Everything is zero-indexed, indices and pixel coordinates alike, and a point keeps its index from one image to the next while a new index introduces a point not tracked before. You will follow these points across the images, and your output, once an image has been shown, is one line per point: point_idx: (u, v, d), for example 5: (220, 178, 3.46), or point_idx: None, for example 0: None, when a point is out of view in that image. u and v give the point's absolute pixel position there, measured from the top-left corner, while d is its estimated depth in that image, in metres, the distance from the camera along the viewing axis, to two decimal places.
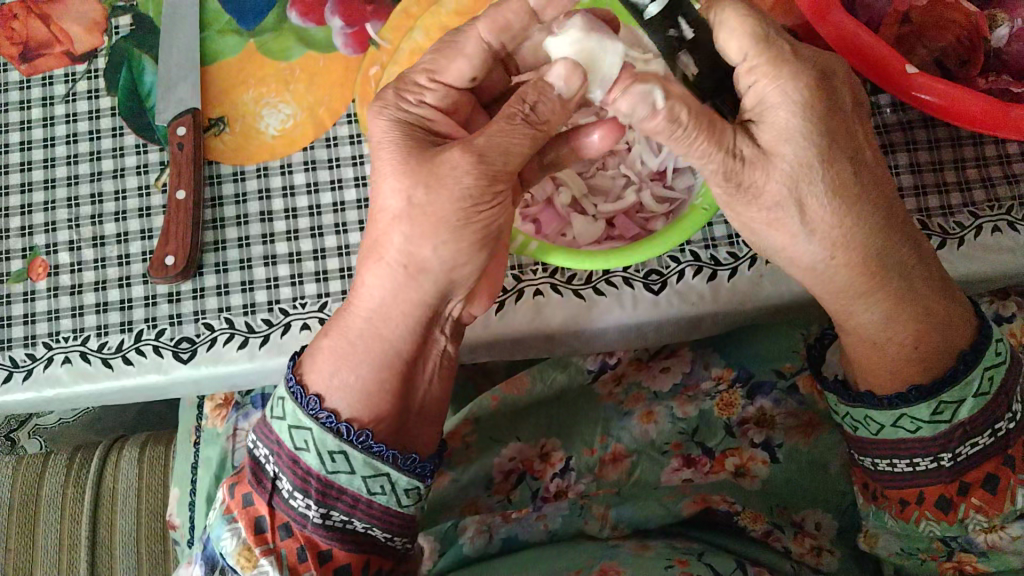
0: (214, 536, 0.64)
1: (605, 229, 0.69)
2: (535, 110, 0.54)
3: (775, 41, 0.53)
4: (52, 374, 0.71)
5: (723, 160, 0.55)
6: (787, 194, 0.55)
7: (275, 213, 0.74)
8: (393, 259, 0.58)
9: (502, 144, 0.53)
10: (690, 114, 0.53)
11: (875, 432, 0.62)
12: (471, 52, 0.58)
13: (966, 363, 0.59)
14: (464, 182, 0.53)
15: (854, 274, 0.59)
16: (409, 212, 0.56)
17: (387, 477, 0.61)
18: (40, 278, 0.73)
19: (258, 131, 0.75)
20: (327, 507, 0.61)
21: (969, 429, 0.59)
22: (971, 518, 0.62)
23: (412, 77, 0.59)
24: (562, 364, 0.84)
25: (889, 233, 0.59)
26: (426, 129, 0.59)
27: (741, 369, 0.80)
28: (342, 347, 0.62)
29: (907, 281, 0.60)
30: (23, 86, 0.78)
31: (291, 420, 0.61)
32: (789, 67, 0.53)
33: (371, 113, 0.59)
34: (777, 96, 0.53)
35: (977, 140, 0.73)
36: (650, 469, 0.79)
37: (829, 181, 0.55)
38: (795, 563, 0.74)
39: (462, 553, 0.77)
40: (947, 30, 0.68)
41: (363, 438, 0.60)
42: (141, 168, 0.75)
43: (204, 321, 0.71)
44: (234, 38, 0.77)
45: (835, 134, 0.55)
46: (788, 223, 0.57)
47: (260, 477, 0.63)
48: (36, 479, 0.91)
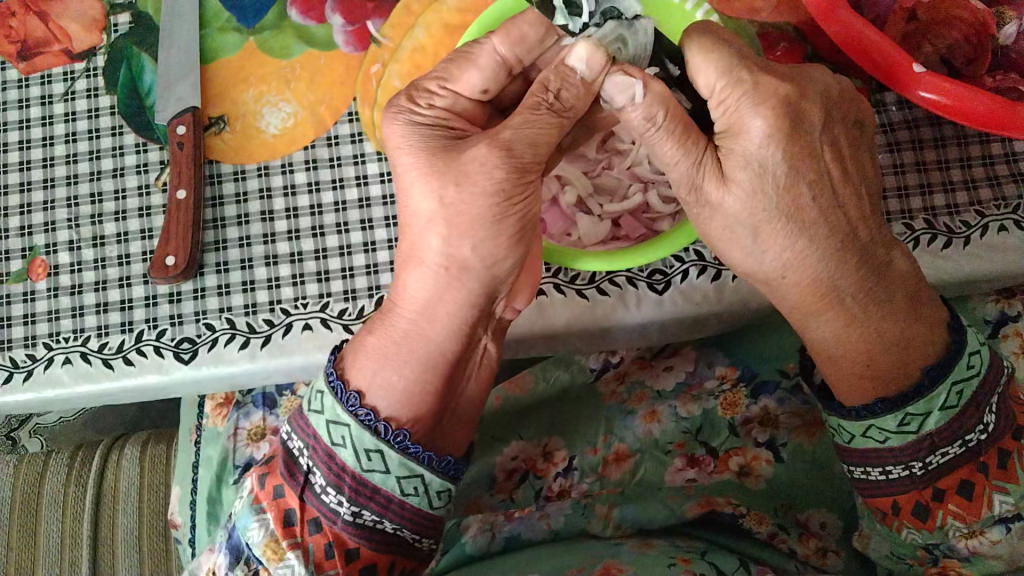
0: (241, 526, 0.63)
1: (611, 229, 0.69)
2: (558, 98, 0.55)
3: (736, 72, 0.54)
4: (52, 374, 0.70)
5: (688, 169, 0.57)
6: (746, 218, 0.57)
7: (275, 213, 0.73)
8: (432, 262, 0.58)
9: (529, 135, 0.54)
10: (666, 115, 0.55)
11: (847, 441, 0.62)
12: (483, 62, 0.56)
13: (930, 378, 0.57)
14: (496, 177, 0.54)
15: (801, 293, 0.59)
16: (442, 213, 0.55)
17: (421, 478, 0.60)
18: (40, 278, 0.73)
19: (259, 130, 0.75)
20: (358, 506, 0.60)
21: (938, 439, 0.57)
22: (950, 526, 0.61)
23: (423, 84, 0.58)
24: (564, 362, 0.86)
25: (841, 254, 0.58)
26: (444, 130, 0.57)
27: (745, 369, 0.80)
28: (387, 347, 0.61)
29: (865, 302, 0.59)
30: (22, 85, 0.77)
31: (330, 415, 0.60)
32: (765, 90, 0.54)
33: (385, 120, 0.58)
34: (750, 118, 0.54)
35: (983, 138, 0.73)
36: (653, 468, 0.79)
37: (782, 203, 0.56)
38: (799, 562, 0.74)
39: (465, 551, 0.76)
40: (954, 27, 0.67)
41: (401, 439, 0.60)
42: (140, 167, 0.74)
43: (205, 321, 0.71)
44: (234, 36, 0.76)
45: (790, 157, 0.55)
46: (739, 240, 0.58)
47: (292, 470, 0.62)
48: (37, 478, 0.91)
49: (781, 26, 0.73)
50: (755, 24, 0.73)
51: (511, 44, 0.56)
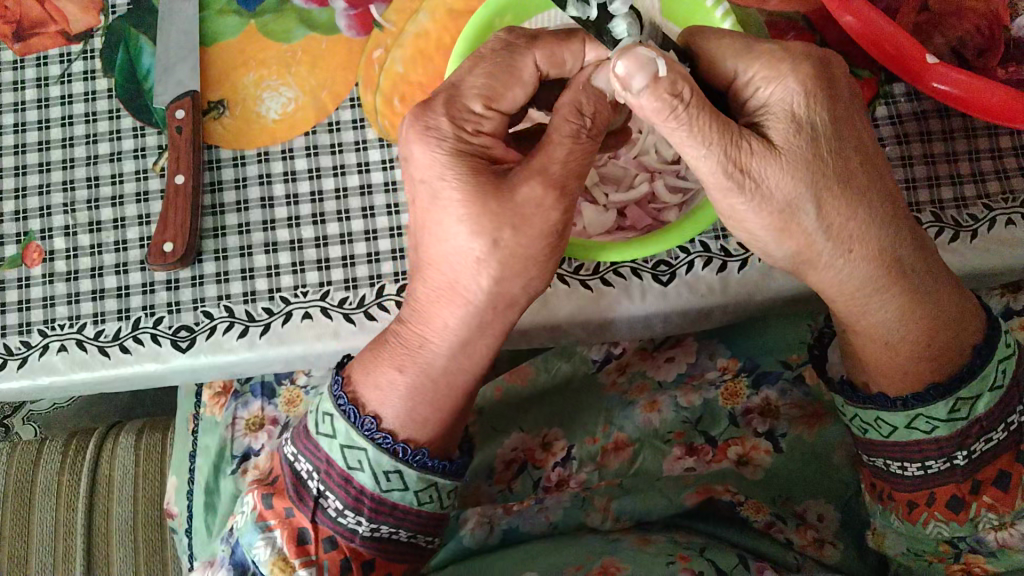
0: (246, 544, 0.62)
1: (617, 219, 0.68)
2: (596, 122, 0.54)
3: (756, 48, 0.53)
4: (46, 361, 0.69)
5: (724, 149, 0.51)
6: (802, 192, 0.53)
7: (275, 200, 0.72)
8: (479, 301, 0.57)
9: (575, 168, 0.54)
10: (692, 89, 0.48)
11: (887, 434, 0.61)
12: (526, 78, 0.57)
13: (981, 356, 0.58)
14: (552, 217, 0.54)
15: (866, 273, 0.57)
16: (496, 255, 0.54)
17: (436, 487, 0.61)
18: (35, 263, 0.72)
19: (259, 115, 0.73)
20: (377, 522, 0.61)
21: (986, 423, 0.59)
22: (982, 517, 0.62)
23: (466, 100, 0.55)
24: (566, 353, 0.84)
25: (898, 228, 0.57)
26: (488, 157, 0.56)
27: (748, 361, 0.79)
28: (412, 382, 0.60)
29: (920, 279, 0.58)
30: (17, 66, 0.76)
31: (344, 439, 0.59)
32: (796, 57, 0.52)
33: (419, 139, 0.54)
34: (777, 98, 0.53)
35: (991, 131, 0.72)
36: (651, 458, 0.78)
37: (840, 175, 0.53)
38: (797, 553, 0.72)
39: (463, 544, 0.76)
40: (965, 17, 0.67)
41: (420, 457, 0.60)
42: (138, 152, 0.73)
43: (203, 309, 0.70)
44: (235, 19, 0.75)
45: (838, 129, 0.53)
46: (802, 223, 0.54)
47: (302, 494, 0.61)
48: (30, 466, 0.90)
49: (790, 16, 0.72)
50: (764, 13, 0.72)
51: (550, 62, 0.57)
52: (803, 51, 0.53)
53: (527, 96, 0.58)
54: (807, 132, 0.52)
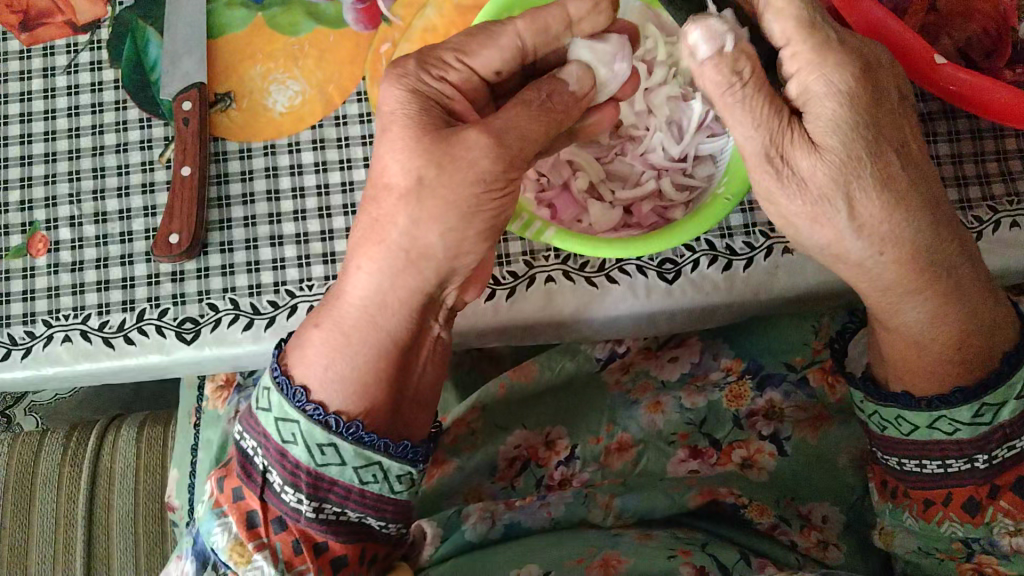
0: (205, 532, 0.63)
1: (623, 216, 0.68)
2: (550, 98, 0.55)
3: (823, 30, 0.51)
4: (51, 352, 0.69)
5: (771, 132, 0.52)
6: (831, 190, 0.52)
7: (282, 193, 0.72)
8: (396, 243, 0.55)
9: (521, 130, 0.53)
10: (753, 69, 0.51)
11: (907, 432, 0.61)
12: (504, 43, 0.56)
13: (1011, 364, 0.58)
14: (481, 164, 0.52)
15: (899, 273, 0.57)
16: (417, 192, 0.53)
17: (379, 466, 0.59)
18: (40, 254, 0.71)
19: (267, 107, 0.73)
20: (319, 500, 0.60)
21: (1009, 431, 0.58)
22: (998, 523, 0.61)
23: (438, 52, 0.56)
24: (570, 351, 0.83)
25: (935, 232, 0.56)
26: (445, 108, 0.55)
27: (752, 362, 0.79)
28: (335, 338, 0.60)
29: (954, 282, 0.58)
30: (23, 56, 0.75)
31: (278, 413, 0.59)
32: (848, 48, 0.52)
33: (386, 81, 0.55)
34: (820, 85, 0.51)
35: (998, 133, 0.72)
36: (654, 459, 0.79)
37: (874, 176, 0.53)
38: (801, 556, 0.73)
39: (465, 538, 0.75)
40: (973, 19, 0.67)
41: (353, 429, 0.59)
42: (144, 143, 0.73)
43: (208, 301, 0.70)
44: (242, 11, 0.75)
45: (880, 132, 0.53)
46: (832, 218, 0.54)
47: (249, 470, 0.61)
48: (32, 458, 0.90)
49: None
50: None
51: (534, 30, 0.56)
52: (856, 47, 0.52)
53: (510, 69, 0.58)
54: (847, 130, 0.52)
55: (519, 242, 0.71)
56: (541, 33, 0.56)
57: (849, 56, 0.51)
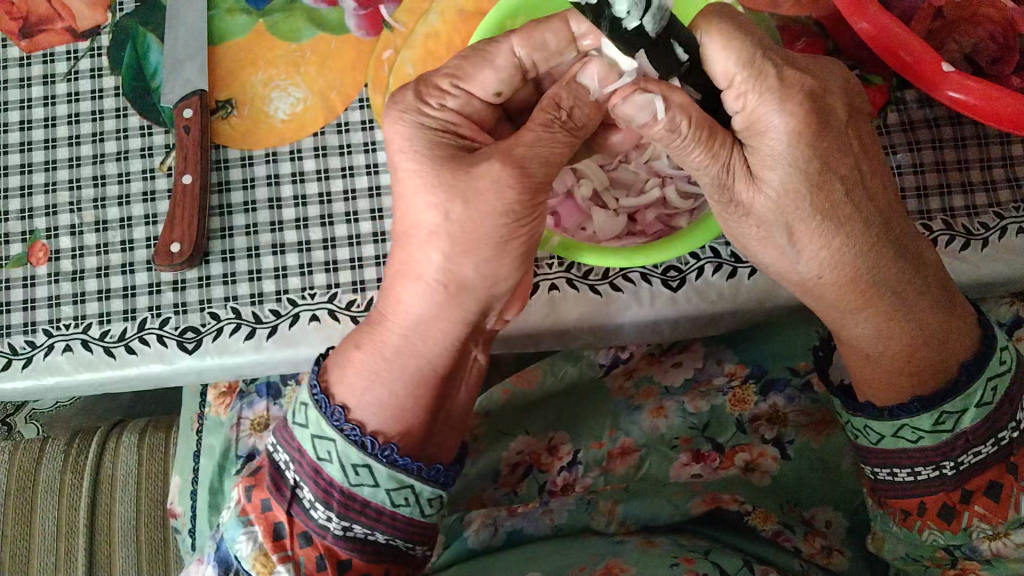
0: (228, 539, 0.62)
1: (627, 224, 0.68)
2: (571, 116, 0.53)
3: (764, 71, 0.50)
4: (51, 362, 0.69)
5: (718, 172, 0.53)
6: (774, 216, 0.54)
7: (283, 200, 0.72)
8: (432, 279, 0.56)
9: (543, 154, 0.52)
10: (691, 121, 0.51)
11: (875, 441, 0.61)
12: (500, 64, 0.55)
13: (968, 374, 0.58)
14: (508, 197, 0.52)
15: (843, 293, 0.58)
16: (447, 228, 0.53)
17: (411, 489, 0.59)
18: (40, 263, 0.71)
19: (269, 114, 0.73)
20: (348, 520, 0.59)
21: (972, 438, 0.58)
22: (975, 527, 0.60)
23: (434, 81, 0.55)
24: (573, 357, 0.85)
25: (882, 250, 0.57)
26: (453, 134, 0.55)
27: (755, 367, 0.79)
28: (375, 363, 0.60)
29: (905, 297, 0.58)
30: (23, 63, 0.75)
31: (315, 429, 0.59)
32: (790, 83, 0.51)
33: (389, 117, 0.55)
34: (768, 118, 0.51)
35: (1003, 139, 0.72)
36: (658, 464, 0.78)
37: (816, 204, 0.54)
38: (804, 562, 0.72)
39: (467, 545, 0.75)
40: (980, 24, 0.66)
41: (389, 452, 0.59)
42: (145, 151, 0.73)
43: (210, 310, 0.69)
44: (244, 18, 0.74)
45: (822, 159, 0.53)
46: (776, 241, 0.56)
47: (279, 484, 0.61)
48: (33, 465, 0.89)
49: (803, 21, 0.72)
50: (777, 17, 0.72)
51: (530, 49, 0.55)
52: (797, 78, 0.51)
53: (511, 87, 0.57)
54: (792, 160, 0.52)
55: None
56: (539, 50, 0.55)
57: (794, 90, 0.51)
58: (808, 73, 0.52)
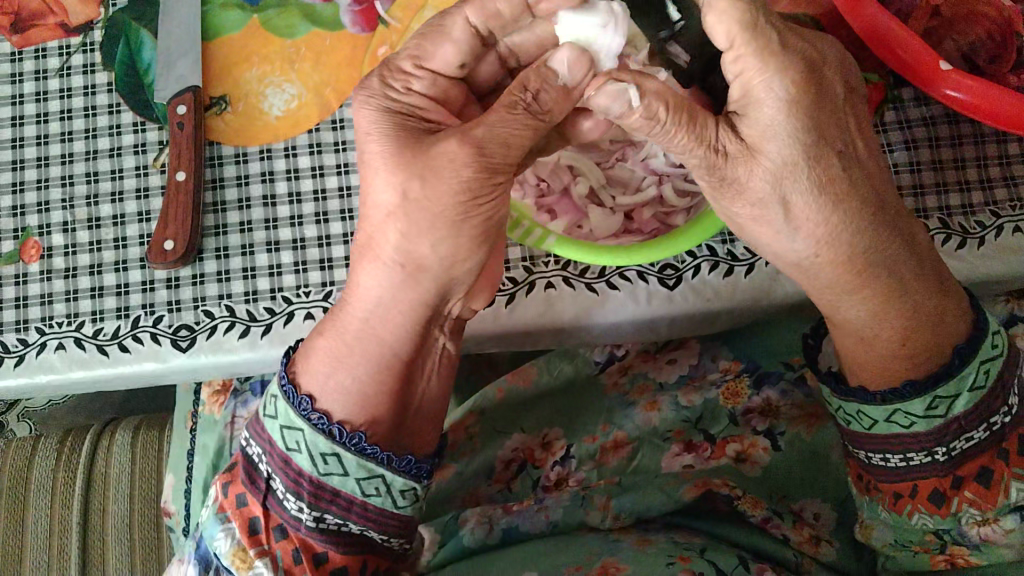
0: (206, 536, 0.62)
1: (625, 223, 0.67)
2: (536, 100, 0.51)
3: (764, 31, 0.49)
4: (45, 360, 0.68)
5: (705, 155, 0.52)
6: (772, 193, 0.53)
7: (278, 198, 0.71)
8: (389, 259, 0.55)
9: (503, 136, 0.50)
10: (668, 108, 0.50)
11: (868, 427, 0.60)
12: (457, 36, 0.55)
13: (961, 358, 0.57)
14: (463, 174, 0.50)
15: (839, 273, 0.57)
16: (403, 207, 0.52)
17: (381, 479, 0.58)
18: (33, 260, 0.70)
19: (263, 111, 0.72)
20: (320, 510, 0.59)
21: (964, 423, 0.58)
22: (965, 512, 0.61)
23: (398, 63, 0.56)
24: (568, 355, 0.84)
25: (877, 228, 0.56)
26: (418, 118, 0.55)
27: (750, 362, 0.79)
28: (337, 349, 0.59)
29: (898, 277, 0.58)
30: (15, 59, 0.74)
31: (284, 420, 0.59)
32: (787, 48, 0.50)
33: (356, 103, 0.55)
34: (764, 89, 0.50)
35: (1000, 138, 0.72)
36: (650, 454, 0.78)
37: (814, 177, 0.53)
38: (793, 550, 0.72)
39: (462, 543, 0.74)
40: (975, 24, 0.66)
41: (357, 440, 0.58)
42: (138, 147, 0.72)
43: (204, 308, 0.69)
44: (238, 13, 0.74)
45: (820, 131, 0.52)
46: (773, 218, 0.55)
47: (253, 476, 0.61)
48: (26, 464, 0.89)
49: (800, 18, 0.69)
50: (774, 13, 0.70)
51: (485, 17, 0.54)
52: (800, 48, 0.51)
53: (473, 57, 0.56)
54: (800, 142, 0.52)
55: (519, 248, 0.71)
56: (495, 19, 0.55)
57: (792, 62, 0.50)
58: (811, 43, 0.52)
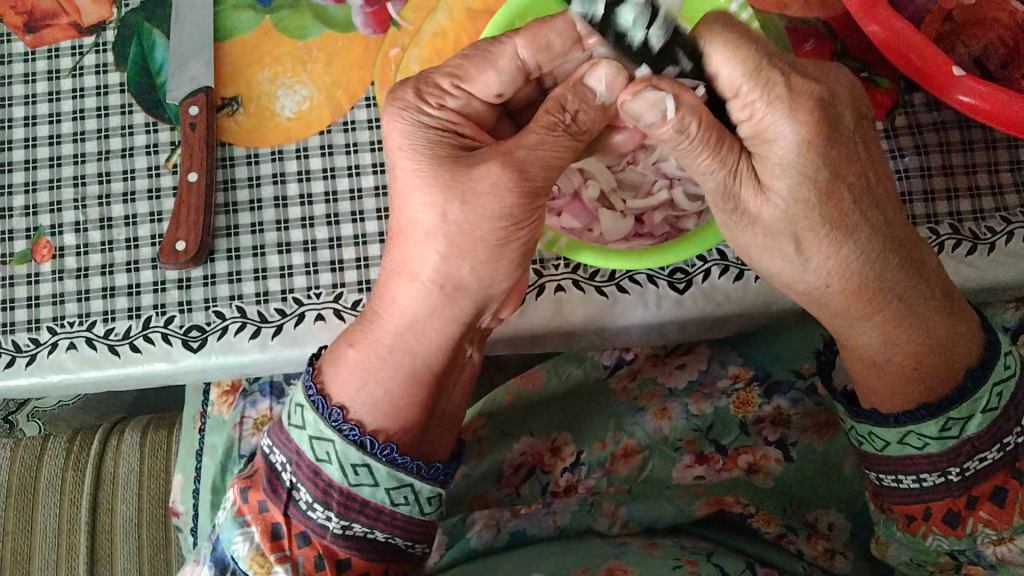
0: (225, 540, 0.62)
1: (635, 226, 0.67)
2: (575, 120, 0.53)
3: (767, 71, 0.50)
4: (56, 359, 0.68)
5: (724, 181, 0.54)
6: (782, 226, 0.54)
7: (289, 199, 0.71)
8: (427, 279, 0.55)
9: (542, 158, 0.51)
10: (699, 125, 0.51)
11: (880, 448, 0.61)
12: (503, 66, 0.54)
13: (974, 380, 0.57)
14: (507, 202, 0.51)
15: (848, 301, 0.58)
16: (443, 228, 0.52)
17: (411, 488, 0.59)
18: (44, 259, 0.71)
19: (274, 112, 0.73)
20: (348, 519, 0.59)
21: (977, 444, 0.57)
22: (980, 533, 0.60)
23: (435, 79, 0.54)
24: (578, 358, 0.84)
25: (888, 258, 0.56)
26: (454, 136, 0.54)
27: (759, 369, 0.79)
28: (370, 363, 0.59)
29: (908, 301, 0.58)
30: (28, 58, 0.75)
31: (313, 431, 0.58)
32: (798, 92, 0.51)
33: (388, 113, 0.54)
34: (775, 129, 0.52)
35: (1011, 143, 0.72)
36: (661, 466, 0.78)
37: (825, 213, 0.54)
38: (807, 564, 0.73)
39: (470, 546, 0.75)
40: (990, 28, 0.67)
41: (388, 451, 0.58)
42: (150, 148, 0.72)
43: (215, 309, 0.69)
44: (250, 14, 0.74)
45: (832, 164, 0.53)
46: (783, 250, 0.56)
47: (276, 486, 0.61)
48: (35, 461, 0.89)
49: (812, 22, 0.72)
50: (786, 19, 0.72)
51: (536, 51, 0.53)
52: (806, 86, 0.51)
53: (513, 90, 0.56)
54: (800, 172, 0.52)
55: (530, 250, 0.71)
56: (544, 51, 0.54)
57: (802, 99, 0.51)
58: (819, 83, 0.52)
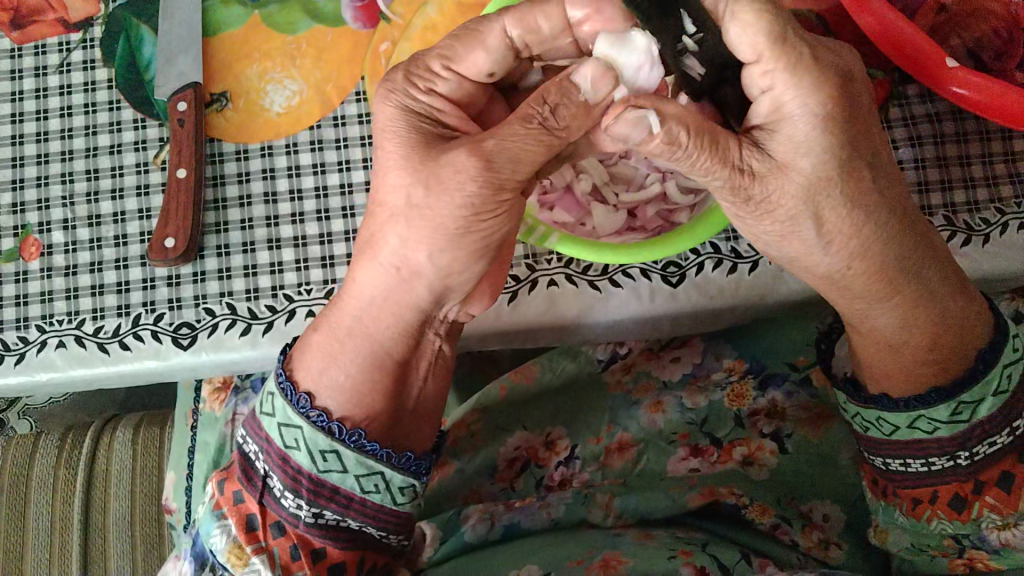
0: (203, 533, 0.62)
1: (628, 219, 0.67)
2: (554, 113, 0.49)
3: (793, 42, 0.46)
4: (45, 358, 0.68)
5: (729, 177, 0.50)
6: (802, 206, 0.52)
7: (279, 195, 0.71)
8: (386, 262, 0.55)
9: (512, 150, 0.49)
10: (689, 134, 0.48)
11: (889, 433, 0.61)
12: (491, 44, 0.52)
13: (985, 362, 0.58)
14: (468, 189, 0.49)
15: (866, 283, 0.57)
16: (406, 212, 0.52)
17: (381, 476, 0.58)
18: (33, 257, 0.70)
19: (264, 107, 0.72)
20: (319, 507, 0.58)
21: (988, 427, 0.57)
22: (985, 518, 0.60)
23: (425, 61, 0.54)
24: (571, 352, 0.83)
25: (906, 236, 0.56)
26: (435, 122, 0.53)
27: (754, 362, 0.78)
28: (328, 346, 0.60)
29: (924, 282, 0.58)
30: (14, 54, 0.74)
31: (282, 417, 0.59)
32: (821, 63, 0.47)
33: (378, 97, 0.54)
34: (796, 106, 0.48)
35: (1006, 134, 0.71)
36: (655, 459, 0.78)
37: (845, 193, 0.52)
38: (802, 555, 0.72)
39: (463, 540, 0.74)
40: (984, 19, 0.66)
41: (356, 437, 0.58)
42: (139, 144, 0.72)
43: (205, 305, 0.69)
44: (238, 9, 0.73)
45: (852, 144, 0.50)
46: (802, 235, 0.54)
47: (250, 474, 0.61)
48: (27, 460, 0.89)
49: (804, 14, 0.71)
50: None
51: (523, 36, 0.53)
52: (830, 61, 0.48)
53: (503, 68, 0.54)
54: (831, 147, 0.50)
55: (522, 245, 0.70)
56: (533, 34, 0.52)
57: (826, 72, 0.48)
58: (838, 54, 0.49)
